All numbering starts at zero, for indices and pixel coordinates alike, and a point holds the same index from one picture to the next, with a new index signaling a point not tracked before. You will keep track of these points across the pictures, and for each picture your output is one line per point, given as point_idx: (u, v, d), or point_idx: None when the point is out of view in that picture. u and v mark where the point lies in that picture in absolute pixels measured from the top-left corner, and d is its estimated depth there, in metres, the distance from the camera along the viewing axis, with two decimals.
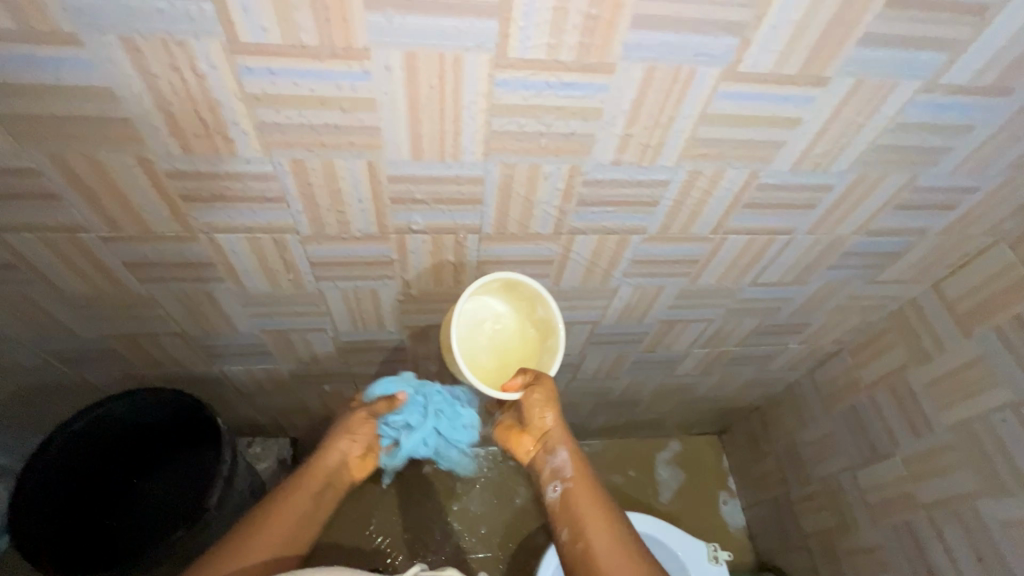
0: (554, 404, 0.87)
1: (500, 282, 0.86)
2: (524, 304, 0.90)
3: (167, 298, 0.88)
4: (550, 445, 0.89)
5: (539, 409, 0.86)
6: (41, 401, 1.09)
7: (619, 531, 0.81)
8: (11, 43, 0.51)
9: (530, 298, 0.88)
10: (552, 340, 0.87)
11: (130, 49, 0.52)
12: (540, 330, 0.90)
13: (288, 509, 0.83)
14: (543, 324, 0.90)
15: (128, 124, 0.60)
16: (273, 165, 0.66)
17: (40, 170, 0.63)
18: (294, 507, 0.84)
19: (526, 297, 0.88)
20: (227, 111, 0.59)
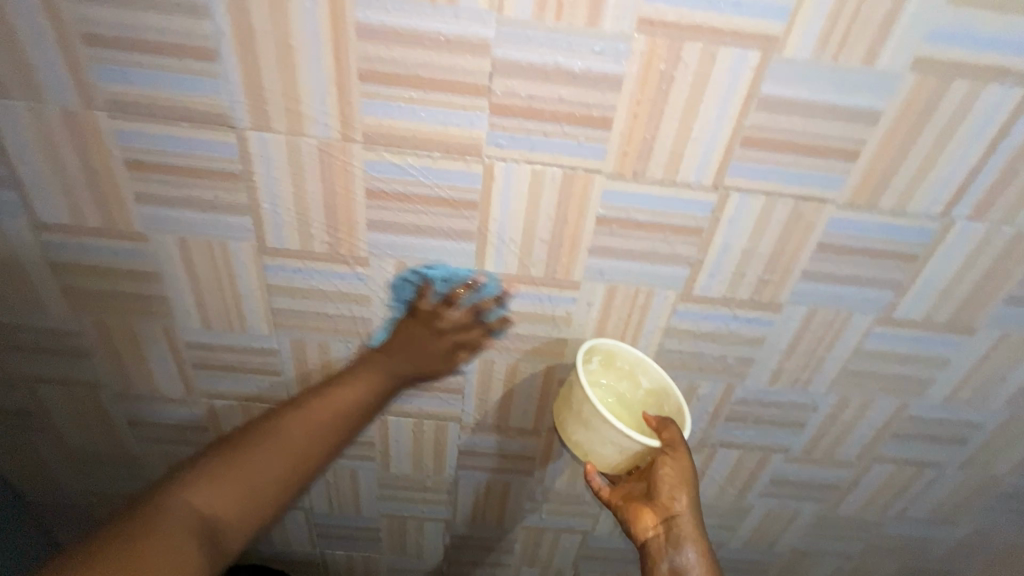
0: (691, 485, 0.68)
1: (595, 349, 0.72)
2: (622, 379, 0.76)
3: (315, 471, 0.93)
4: (676, 535, 0.67)
5: (670, 486, 0.67)
6: None
7: None
8: (315, 261, 0.67)
9: (628, 366, 0.74)
10: (671, 405, 0.72)
11: (400, 270, 0.67)
12: (651, 404, 0.75)
13: (260, 463, 0.65)
14: (652, 397, 0.75)
15: (366, 322, 0.73)
16: (466, 362, 0.77)
17: (277, 351, 0.76)
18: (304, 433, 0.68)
19: (625, 368, 0.74)
20: (449, 317, 0.72)
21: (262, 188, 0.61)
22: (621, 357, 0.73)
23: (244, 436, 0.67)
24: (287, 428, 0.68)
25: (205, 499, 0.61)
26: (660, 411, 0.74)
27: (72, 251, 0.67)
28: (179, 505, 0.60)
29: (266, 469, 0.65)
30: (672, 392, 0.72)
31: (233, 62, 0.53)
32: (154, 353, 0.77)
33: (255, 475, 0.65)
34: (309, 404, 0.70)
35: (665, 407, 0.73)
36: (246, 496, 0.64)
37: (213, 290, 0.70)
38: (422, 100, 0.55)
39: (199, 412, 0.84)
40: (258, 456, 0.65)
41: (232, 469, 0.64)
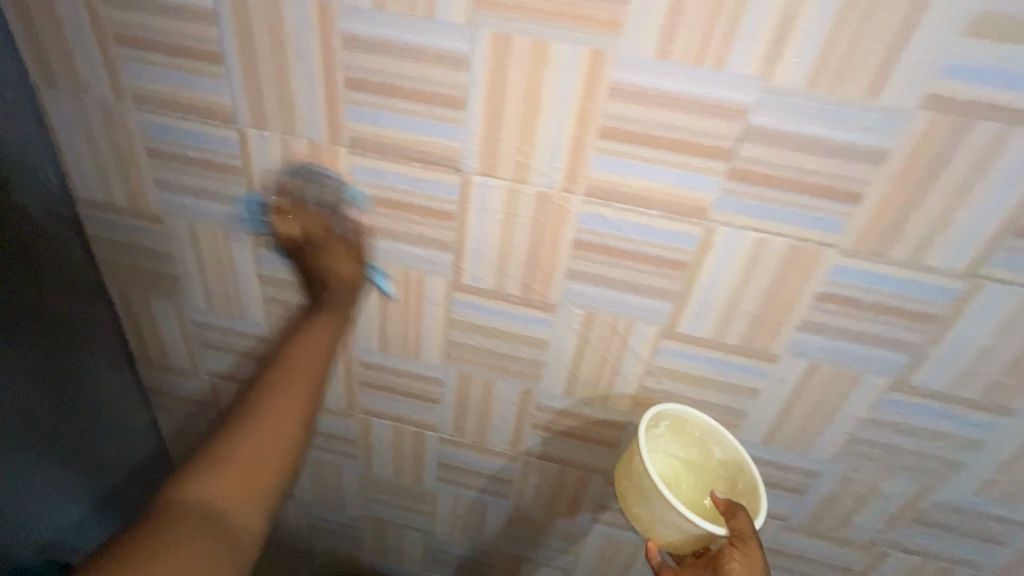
0: None
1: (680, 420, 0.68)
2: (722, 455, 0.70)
3: (445, 498, 0.93)
4: None
5: None
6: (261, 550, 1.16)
7: None
8: (504, 302, 0.67)
9: (703, 433, 0.69)
10: (745, 483, 0.66)
11: (587, 320, 0.66)
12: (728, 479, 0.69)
13: (262, 449, 0.58)
14: (731, 472, 0.69)
15: (538, 365, 0.72)
16: (629, 417, 0.74)
17: (442, 380, 0.77)
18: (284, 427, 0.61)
19: (696, 435, 0.70)
20: (625, 371, 0.69)
21: (471, 228, 0.62)
22: (691, 423, 0.69)
23: (233, 433, 0.59)
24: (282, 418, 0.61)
25: (216, 491, 0.54)
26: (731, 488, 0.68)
27: (282, 267, 0.71)
28: (194, 505, 0.53)
29: (249, 463, 0.57)
30: (750, 471, 0.65)
31: (478, 109, 0.54)
32: (328, 367, 0.80)
33: (243, 470, 0.56)
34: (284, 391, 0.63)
35: (738, 486, 0.66)
36: (245, 491, 0.55)
37: (397, 317, 0.72)
38: (659, 159, 0.53)
39: (353, 424, 0.87)
40: (247, 456, 0.57)
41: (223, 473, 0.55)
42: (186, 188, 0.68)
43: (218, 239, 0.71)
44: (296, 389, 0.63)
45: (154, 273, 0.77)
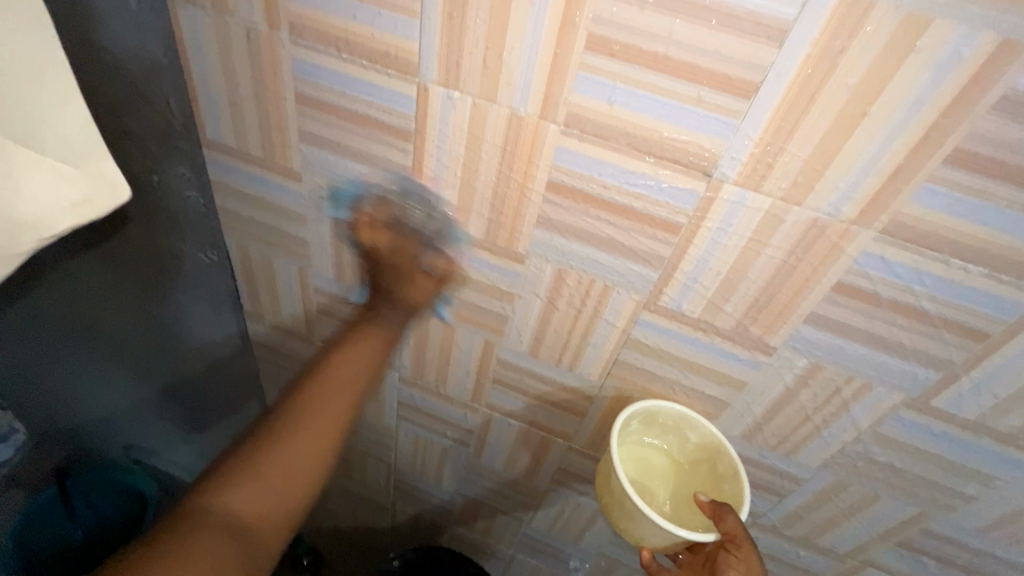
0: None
1: (640, 413, 0.61)
2: (664, 434, 0.64)
3: (554, 499, 0.86)
4: None
5: None
6: (342, 499, 1.15)
7: None
8: (706, 333, 0.54)
9: (676, 424, 0.62)
10: (726, 466, 0.60)
11: (809, 370, 0.53)
12: (702, 461, 0.63)
13: (311, 429, 0.49)
14: (703, 454, 0.63)
15: (720, 404, 0.60)
16: (813, 474, 0.63)
17: (593, 396, 0.66)
18: (328, 400, 0.51)
19: (668, 425, 0.63)
20: (832, 430, 0.57)
21: (697, 247, 0.49)
22: (664, 414, 0.62)
23: (279, 412, 0.50)
24: (312, 411, 0.50)
25: (243, 500, 0.44)
26: (713, 474, 0.61)
27: (434, 251, 0.60)
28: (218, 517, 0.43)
29: (299, 457, 0.48)
30: (728, 454, 0.59)
31: (771, 102, 0.39)
32: (460, 359, 0.71)
33: (273, 489, 0.46)
34: (331, 374, 0.53)
35: (721, 471, 0.60)
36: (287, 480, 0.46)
37: (561, 326, 0.60)
38: (1016, 203, 0.38)
39: (472, 416, 0.79)
40: (287, 456, 0.47)
41: (262, 467, 0.46)
42: (335, 145, 0.56)
43: (363, 209, 0.60)
44: (338, 376, 0.53)
45: (280, 232, 0.67)
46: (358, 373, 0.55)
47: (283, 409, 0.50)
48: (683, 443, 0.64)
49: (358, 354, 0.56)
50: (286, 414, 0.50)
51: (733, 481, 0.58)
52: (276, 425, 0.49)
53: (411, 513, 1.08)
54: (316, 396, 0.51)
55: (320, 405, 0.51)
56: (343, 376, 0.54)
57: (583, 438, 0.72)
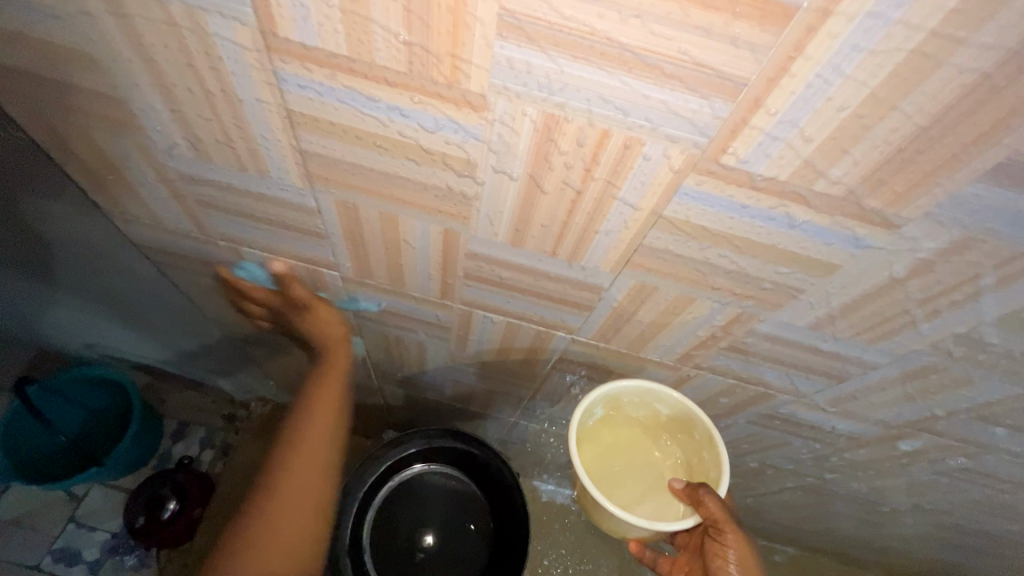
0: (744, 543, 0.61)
1: (601, 401, 0.63)
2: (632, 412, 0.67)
3: (557, 382, 0.74)
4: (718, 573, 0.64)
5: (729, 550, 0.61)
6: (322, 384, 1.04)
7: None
8: (792, 206, 0.33)
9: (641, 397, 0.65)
10: (700, 432, 0.64)
11: (949, 249, 0.34)
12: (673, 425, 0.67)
13: (299, 474, 0.61)
14: (676, 421, 0.66)
15: (788, 293, 0.42)
16: (898, 360, 0.47)
17: (603, 289, 0.48)
18: (317, 431, 0.63)
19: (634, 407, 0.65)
20: (946, 319, 0.40)
21: (810, 55, 0.25)
22: (625, 395, 0.65)
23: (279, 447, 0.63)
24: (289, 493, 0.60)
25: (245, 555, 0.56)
26: (690, 438, 0.66)
27: (329, 103, 0.35)
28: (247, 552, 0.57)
29: (301, 474, 0.61)
30: (698, 423, 0.63)
31: None
32: (413, 253, 0.50)
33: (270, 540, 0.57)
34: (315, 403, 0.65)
35: (694, 434, 0.65)
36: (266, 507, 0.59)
37: (555, 206, 0.39)
38: None
39: (446, 313, 0.61)
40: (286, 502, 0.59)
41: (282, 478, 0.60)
42: None
43: (189, 36, 0.33)
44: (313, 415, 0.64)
45: (80, 90, 0.41)
46: (327, 425, 0.64)
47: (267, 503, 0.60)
48: (656, 414, 0.67)
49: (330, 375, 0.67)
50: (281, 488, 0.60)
51: (710, 449, 0.63)
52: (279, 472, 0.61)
53: (401, 393, 0.98)
54: (291, 492, 0.60)
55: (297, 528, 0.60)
56: (322, 408, 0.65)
57: (588, 330, 0.56)
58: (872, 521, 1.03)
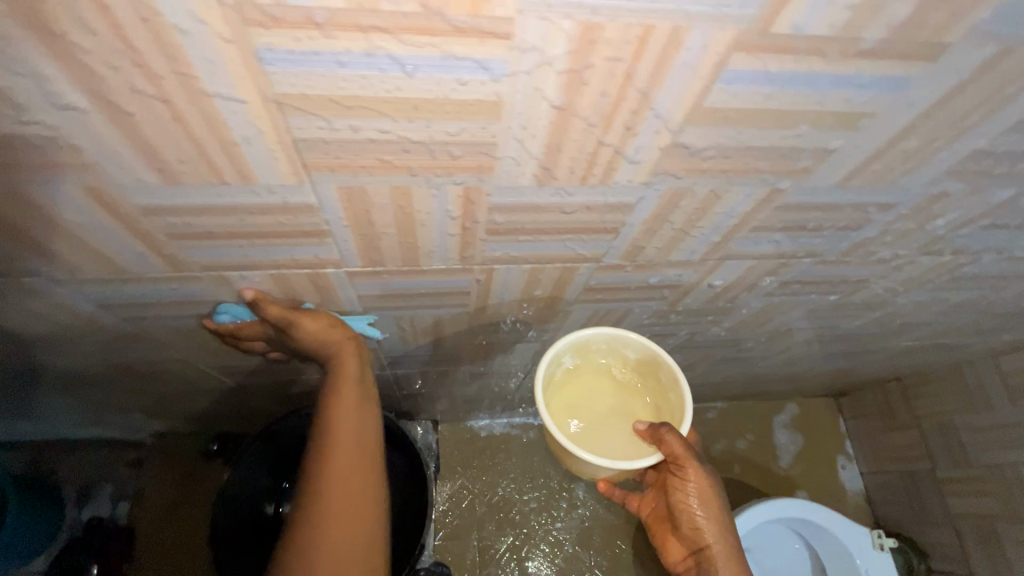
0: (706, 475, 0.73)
1: (567, 348, 0.72)
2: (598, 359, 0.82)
3: (386, 322, 0.70)
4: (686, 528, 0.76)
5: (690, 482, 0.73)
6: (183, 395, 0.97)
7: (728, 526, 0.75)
8: (386, 42, 0.28)
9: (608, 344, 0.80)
10: (667, 374, 0.74)
11: (578, 49, 0.30)
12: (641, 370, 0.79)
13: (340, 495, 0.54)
14: (644, 366, 0.76)
15: (485, 153, 0.38)
16: (644, 193, 0.45)
17: (317, 208, 0.42)
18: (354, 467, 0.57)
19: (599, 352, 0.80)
20: (644, 132, 0.37)
21: None
22: (595, 343, 0.74)
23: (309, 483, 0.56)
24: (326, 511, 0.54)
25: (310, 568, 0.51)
26: (656, 381, 0.77)
27: None
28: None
29: (349, 499, 0.55)
30: (661, 361, 0.72)
31: None
32: (94, 232, 0.43)
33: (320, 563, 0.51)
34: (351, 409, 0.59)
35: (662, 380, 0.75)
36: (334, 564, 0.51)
37: (162, 123, 0.32)
38: None
39: (206, 288, 0.55)
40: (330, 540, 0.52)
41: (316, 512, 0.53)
42: None
43: None
44: (349, 412, 0.59)
45: None
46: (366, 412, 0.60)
47: (315, 495, 0.54)
48: (625, 361, 0.77)
49: (342, 377, 0.60)
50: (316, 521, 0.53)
51: (675, 389, 0.73)
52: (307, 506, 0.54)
53: (259, 384, 0.92)
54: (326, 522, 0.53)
55: (359, 523, 0.54)
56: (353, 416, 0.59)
57: (355, 258, 0.51)
58: (756, 353, 1.10)
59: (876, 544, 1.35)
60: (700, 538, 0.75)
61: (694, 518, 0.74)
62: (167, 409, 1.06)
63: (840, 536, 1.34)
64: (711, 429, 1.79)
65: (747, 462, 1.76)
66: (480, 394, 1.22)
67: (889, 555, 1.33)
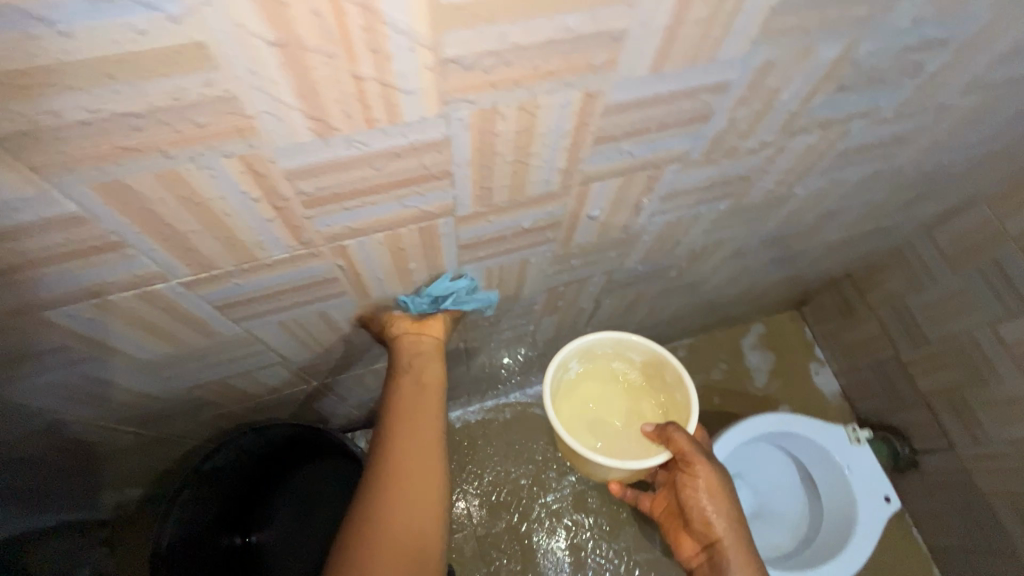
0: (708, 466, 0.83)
1: (576, 355, 0.91)
2: (604, 356, 0.97)
3: (270, 330, 0.66)
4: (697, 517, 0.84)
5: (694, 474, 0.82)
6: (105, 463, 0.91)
7: (732, 512, 0.83)
8: None
9: (615, 347, 0.94)
10: (670, 372, 0.90)
11: None
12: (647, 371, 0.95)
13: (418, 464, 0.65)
14: (649, 365, 0.93)
15: (233, 111, 0.34)
16: (449, 124, 0.42)
17: (89, 216, 0.38)
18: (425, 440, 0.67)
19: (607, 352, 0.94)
20: (397, 49, 0.34)
21: None
22: (605, 348, 0.93)
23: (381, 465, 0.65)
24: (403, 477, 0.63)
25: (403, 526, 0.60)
26: (660, 378, 0.93)
27: None
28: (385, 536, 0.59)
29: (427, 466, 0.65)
30: (662, 360, 0.89)
31: None
32: None
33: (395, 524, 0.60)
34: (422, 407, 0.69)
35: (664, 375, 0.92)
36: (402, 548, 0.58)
37: None
38: None
39: (32, 334, 0.50)
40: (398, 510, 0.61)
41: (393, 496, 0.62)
42: None
43: None
44: (412, 398, 0.69)
45: None
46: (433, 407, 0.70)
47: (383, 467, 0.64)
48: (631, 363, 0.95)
49: (409, 360, 0.72)
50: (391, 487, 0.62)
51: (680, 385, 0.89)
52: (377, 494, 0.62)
53: (175, 431, 0.86)
54: (404, 490, 0.62)
55: (432, 480, 0.64)
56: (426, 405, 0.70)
57: (178, 265, 0.47)
58: (689, 278, 1.09)
59: (853, 439, 1.33)
60: (708, 525, 0.82)
61: (701, 505, 0.83)
62: (97, 485, 0.99)
63: (820, 441, 1.33)
64: (683, 366, 1.79)
65: (724, 389, 1.77)
66: (432, 382, 1.20)
67: (867, 447, 1.31)
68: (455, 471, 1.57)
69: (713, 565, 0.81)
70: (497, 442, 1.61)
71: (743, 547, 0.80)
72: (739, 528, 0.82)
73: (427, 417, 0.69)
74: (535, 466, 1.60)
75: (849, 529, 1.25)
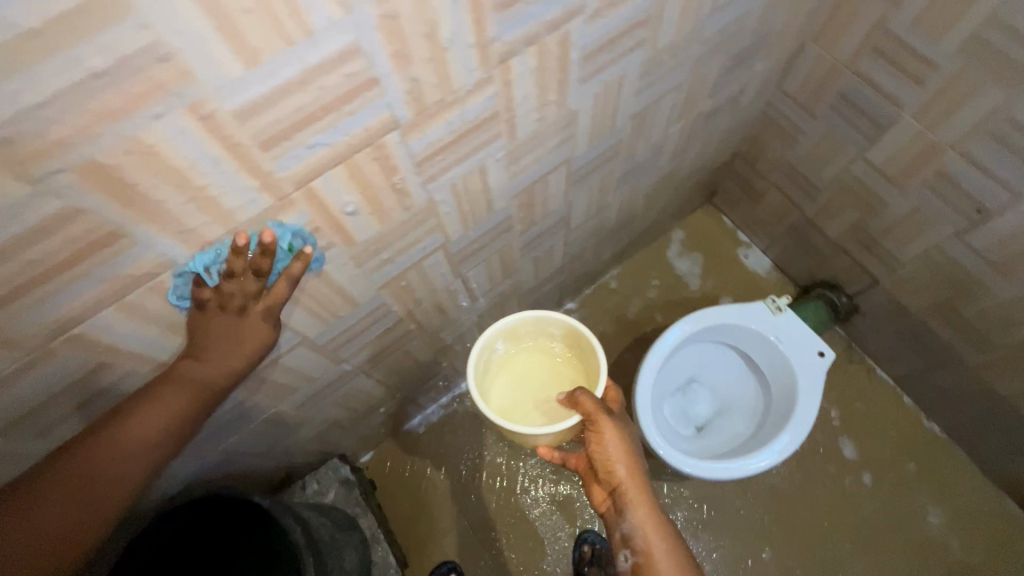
0: (616, 429, 0.89)
1: (496, 335, 1.01)
2: (528, 334, 1.06)
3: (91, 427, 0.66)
4: (603, 469, 0.92)
5: (601, 436, 0.89)
6: None
7: (637, 467, 0.91)
8: None
9: (535, 326, 1.04)
10: (586, 343, 1.00)
11: None
12: (568, 342, 1.04)
13: (122, 449, 0.62)
14: (567, 336, 1.03)
15: None
16: (61, 192, 0.42)
17: None
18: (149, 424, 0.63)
19: (531, 331, 1.04)
20: None
21: None
22: (524, 326, 1.02)
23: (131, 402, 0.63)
24: (133, 427, 0.62)
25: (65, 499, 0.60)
26: (580, 349, 1.03)
27: None
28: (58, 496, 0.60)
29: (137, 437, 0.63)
30: (580, 334, 0.99)
31: None
32: None
33: (92, 477, 0.61)
34: (210, 353, 0.64)
35: (582, 345, 1.01)
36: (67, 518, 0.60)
37: None
38: None
39: None
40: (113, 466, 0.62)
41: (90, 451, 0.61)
42: None
43: None
44: (214, 356, 0.65)
45: None
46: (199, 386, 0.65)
47: (129, 411, 0.63)
48: (552, 336, 1.05)
49: (236, 321, 0.64)
50: (100, 447, 0.61)
51: (594, 353, 0.98)
52: (110, 432, 0.62)
53: None
54: (108, 450, 0.62)
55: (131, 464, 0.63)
56: (214, 359, 0.65)
57: None
58: (547, 219, 1.08)
59: (775, 310, 1.33)
60: (613, 474, 0.91)
61: (607, 462, 0.90)
62: None
63: (745, 323, 1.34)
64: (619, 295, 1.80)
65: (663, 302, 1.79)
66: (352, 405, 1.20)
67: (789, 313, 1.32)
68: (434, 474, 1.59)
69: (619, 510, 0.91)
70: (464, 432, 1.62)
71: (645, 498, 0.90)
72: (641, 482, 0.91)
73: (201, 372, 0.65)
74: (507, 442, 1.61)
75: (790, 406, 1.27)
